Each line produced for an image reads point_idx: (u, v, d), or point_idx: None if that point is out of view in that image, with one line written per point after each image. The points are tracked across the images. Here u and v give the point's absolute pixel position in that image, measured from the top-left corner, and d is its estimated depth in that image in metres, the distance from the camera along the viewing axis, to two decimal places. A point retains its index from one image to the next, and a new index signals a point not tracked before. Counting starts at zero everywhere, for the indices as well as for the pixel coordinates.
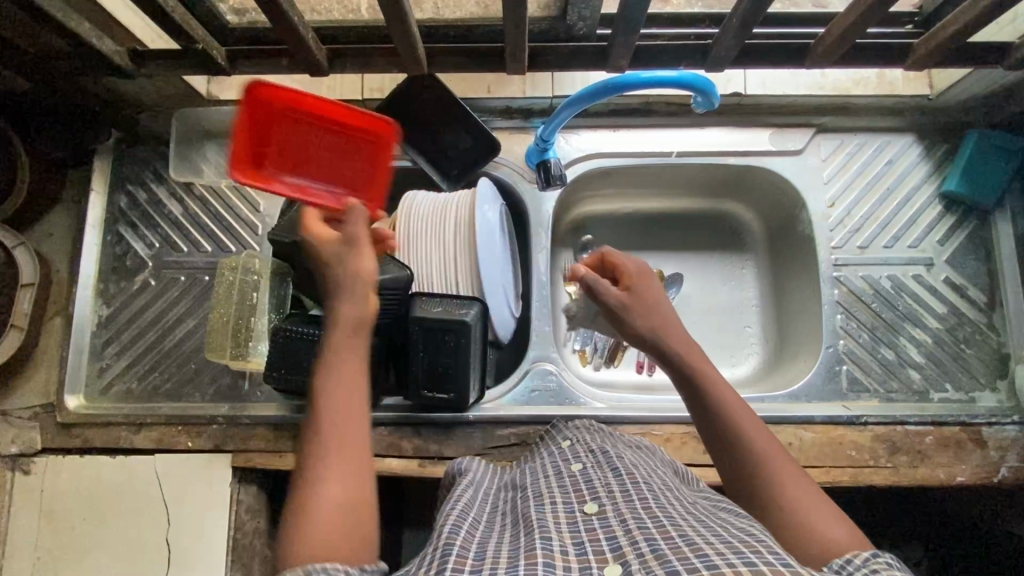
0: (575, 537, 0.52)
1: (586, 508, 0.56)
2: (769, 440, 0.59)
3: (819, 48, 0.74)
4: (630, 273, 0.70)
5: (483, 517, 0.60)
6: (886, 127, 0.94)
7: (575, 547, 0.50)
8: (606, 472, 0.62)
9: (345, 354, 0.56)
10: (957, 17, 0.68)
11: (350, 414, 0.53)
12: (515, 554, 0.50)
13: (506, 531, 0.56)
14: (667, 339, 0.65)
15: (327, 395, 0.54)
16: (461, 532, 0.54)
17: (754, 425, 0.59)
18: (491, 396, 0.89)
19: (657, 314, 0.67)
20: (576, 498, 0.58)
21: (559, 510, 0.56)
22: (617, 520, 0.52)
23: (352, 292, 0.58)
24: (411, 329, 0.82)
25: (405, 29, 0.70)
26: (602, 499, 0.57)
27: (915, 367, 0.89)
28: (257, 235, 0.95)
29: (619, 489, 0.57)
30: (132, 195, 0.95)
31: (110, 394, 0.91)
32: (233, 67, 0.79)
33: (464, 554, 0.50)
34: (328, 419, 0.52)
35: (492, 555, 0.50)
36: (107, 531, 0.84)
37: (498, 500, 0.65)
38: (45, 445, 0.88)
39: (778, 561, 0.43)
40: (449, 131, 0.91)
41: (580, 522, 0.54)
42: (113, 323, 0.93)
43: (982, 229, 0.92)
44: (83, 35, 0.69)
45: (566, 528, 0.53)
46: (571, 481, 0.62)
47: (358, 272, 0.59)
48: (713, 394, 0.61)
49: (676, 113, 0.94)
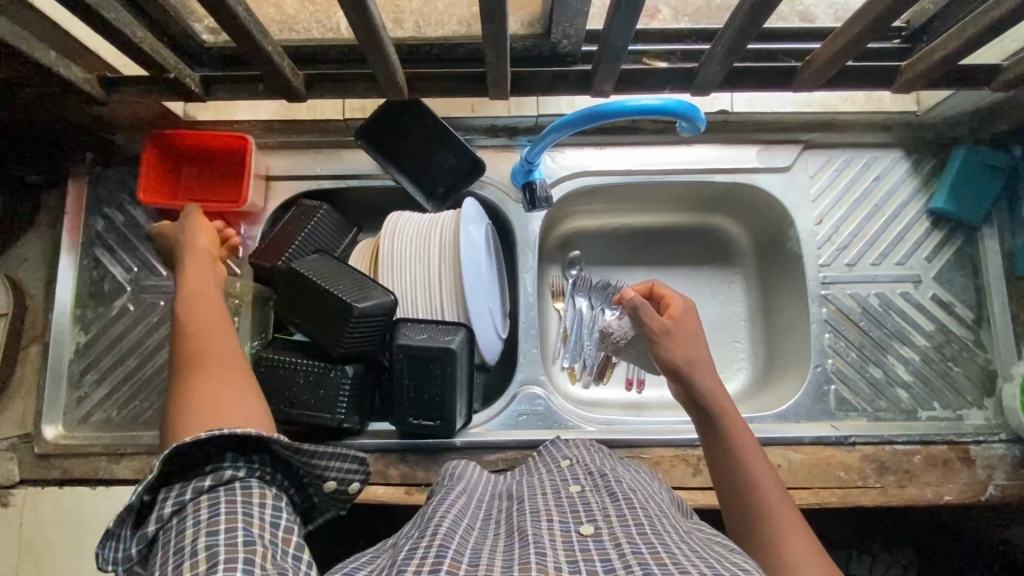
0: (570, 555, 0.50)
1: (583, 528, 0.54)
2: (773, 482, 0.64)
3: (806, 73, 0.73)
4: (676, 307, 0.78)
5: (475, 523, 0.59)
6: (874, 143, 0.94)
7: (570, 564, 0.48)
8: (604, 496, 0.61)
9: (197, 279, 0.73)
10: (947, 40, 0.67)
11: (210, 327, 0.67)
12: (508, 565, 0.48)
13: (499, 540, 0.54)
14: (698, 372, 0.72)
15: (187, 324, 0.67)
16: (456, 535, 0.52)
17: (760, 464, 0.66)
18: (478, 421, 0.88)
19: (692, 350, 0.74)
20: (572, 519, 0.56)
21: (555, 527, 0.55)
22: (612, 543, 0.51)
23: (197, 243, 0.77)
24: (396, 357, 0.80)
25: (381, 54, 0.68)
26: (598, 521, 0.55)
27: (904, 385, 0.89)
28: (239, 258, 0.91)
29: (616, 513, 0.56)
30: (110, 218, 0.93)
31: (89, 423, 0.89)
32: (208, 94, 0.77)
33: (459, 559, 0.49)
34: (190, 340, 0.65)
35: (486, 563, 0.49)
36: (88, 562, 0.82)
37: (491, 508, 0.63)
38: (23, 476, 0.86)
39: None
40: (433, 151, 0.90)
41: (576, 542, 0.52)
42: (92, 349, 0.90)
43: (969, 245, 0.92)
44: (49, 64, 0.67)
45: (560, 545, 0.51)
46: (568, 501, 0.60)
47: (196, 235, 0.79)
48: (727, 423, 0.69)
49: (663, 131, 0.92)
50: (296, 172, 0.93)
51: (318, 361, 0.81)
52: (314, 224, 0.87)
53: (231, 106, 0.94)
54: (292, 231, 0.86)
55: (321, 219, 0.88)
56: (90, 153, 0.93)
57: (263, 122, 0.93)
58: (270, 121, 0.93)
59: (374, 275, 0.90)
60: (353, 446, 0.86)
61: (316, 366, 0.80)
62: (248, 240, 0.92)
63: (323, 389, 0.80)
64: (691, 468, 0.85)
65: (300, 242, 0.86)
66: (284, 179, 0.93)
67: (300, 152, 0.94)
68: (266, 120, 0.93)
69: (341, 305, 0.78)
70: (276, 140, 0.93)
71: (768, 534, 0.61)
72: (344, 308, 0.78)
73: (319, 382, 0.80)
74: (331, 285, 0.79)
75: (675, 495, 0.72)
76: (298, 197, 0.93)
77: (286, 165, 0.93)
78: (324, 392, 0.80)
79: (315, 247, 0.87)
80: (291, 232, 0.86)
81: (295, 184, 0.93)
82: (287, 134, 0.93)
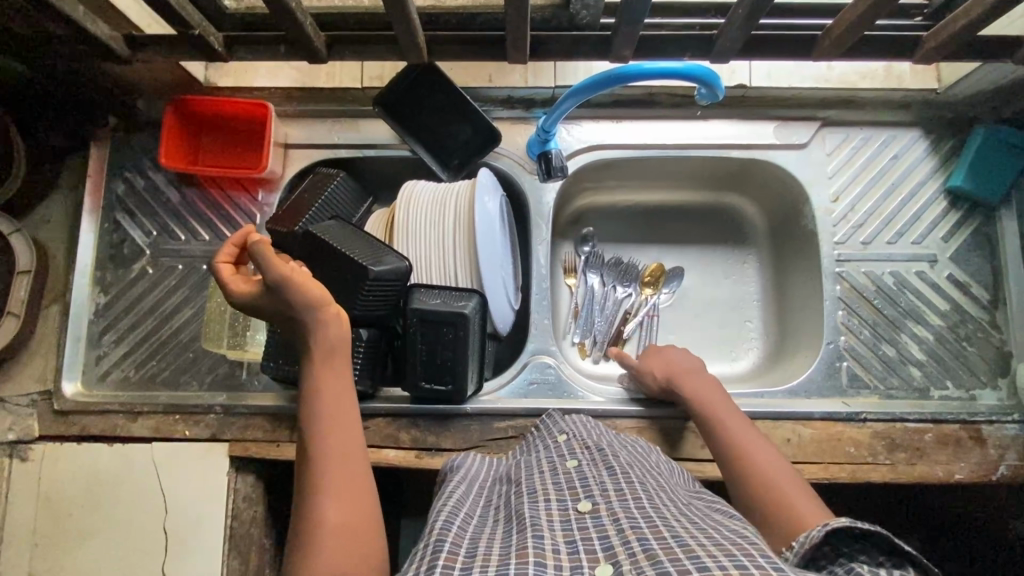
0: (567, 535, 0.50)
1: (580, 506, 0.55)
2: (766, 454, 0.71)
3: (826, 41, 0.73)
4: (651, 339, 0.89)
5: (478, 512, 0.59)
6: (892, 121, 0.93)
7: (568, 545, 0.49)
8: (602, 469, 0.61)
9: (335, 402, 0.67)
10: (970, 7, 0.67)
11: (344, 484, 0.61)
12: (505, 552, 0.49)
13: (498, 526, 0.55)
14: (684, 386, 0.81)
15: (323, 451, 0.63)
16: (453, 527, 0.53)
17: (750, 440, 0.73)
18: (489, 388, 0.89)
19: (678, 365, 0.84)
20: (569, 495, 0.57)
21: (552, 507, 0.55)
22: (610, 519, 0.52)
23: (318, 339, 0.68)
24: (410, 322, 0.81)
25: (404, 14, 0.69)
26: (596, 498, 0.56)
27: (917, 364, 0.88)
28: (255, 224, 0.94)
29: (614, 487, 0.57)
30: (130, 182, 0.94)
31: (106, 382, 0.90)
32: (230, 54, 0.78)
33: (456, 551, 0.49)
34: (325, 498, 0.60)
35: (483, 552, 0.49)
36: (103, 518, 0.83)
37: (493, 493, 0.64)
38: (42, 432, 0.87)
39: (768, 563, 0.42)
40: (451, 120, 0.90)
41: (574, 520, 0.53)
42: (111, 311, 0.92)
43: (987, 226, 0.91)
44: (77, 19, 0.68)
45: (559, 526, 0.52)
46: (565, 477, 0.61)
47: (313, 305, 0.67)
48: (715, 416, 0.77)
49: (681, 105, 0.92)
50: (313, 140, 0.94)
51: None
52: (330, 190, 0.88)
53: (252, 73, 0.95)
54: (309, 197, 0.87)
55: (338, 185, 0.89)
56: (112, 117, 0.94)
57: (282, 90, 0.94)
58: (289, 89, 0.94)
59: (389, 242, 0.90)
60: (364, 410, 0.86)
61: None
62: (264, 207, 0.95)
63: None
64: (698, 439, 0.86)
65: (317, 207, 0.87)
66: (302, 147, 0.94)
67: (317, 120, 0.94)
68: (285, 88, 0.93)
69: (358, 272, 0.77)
70: (294, 108, 0.94)
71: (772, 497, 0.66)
72: (358, 274, 0.78)
73: None
74: (347, 248, 0.79)
75: (682, 472, 0.72)
76: (315, 165, 0.94)
77: (303, 133, 0.94)
78: None
79: (330, 213, 0.88)
80: (308, 198, 0.87)
81: (312, 153, 0.94)
82: (305, 102, 0.94)
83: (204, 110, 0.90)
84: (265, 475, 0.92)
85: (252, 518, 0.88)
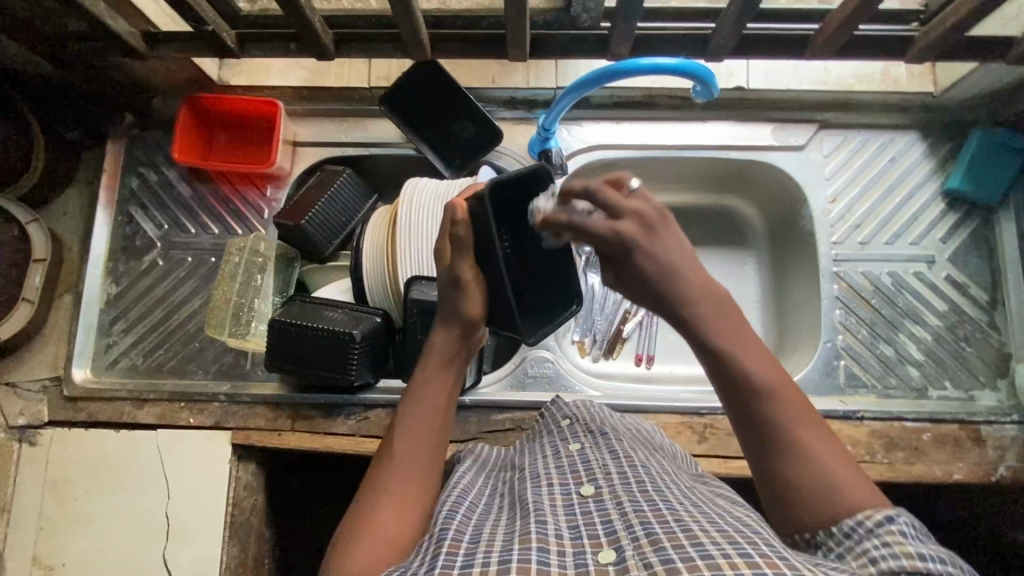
0: (571, 520, 0.51)
1: (583, 490, 0.55)
2: (811, 434, 0.52)
3: (818, 40, 0.75)
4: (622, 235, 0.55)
5: (481, 499, 0.59)
6: (889, 125, 0.94)
7: (570, 530, 0.49)
8: (604, 453, 0.61)
9: (438, 384, 0.65)
10: (959, 7, 0.69)
11: (434, 416, 0.63)
12: (509, 537, 0.49)
13: (503, 512, 0.55)
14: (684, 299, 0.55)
15: (412, 416, 0.63)
16: (457, 517, 0.53)
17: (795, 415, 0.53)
18: (488, 382, 0.91)
19: (673, 248, 0.54)
20: (572, 480, 0.57)
21: (555, 491, 0.56)
22: (613, 503, 0.52)
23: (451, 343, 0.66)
24: (409, 312, 0.83)
25: (408, 11, 0.71)
26: (599, 481, 0.56)
27: (914, 364, 0.88)
28: (263, 218, 0.97)
29: (617, 471, 0.57)
30: (145, 177, 0.97)
31: (115, 369, 0.93)
32: (243, 51, 0.81)
33: (460, 538, 0.50)
34: (413, 421, 0.62)
35: (487, 538, 0.49)
36: (103, 505, 0.84)
37: (497, 481, 0.64)
38: (50, 417, 0.90)
39: (773, 553, 0.42)
40: (453, 119, 0.93)
41: (577, 505, 0.53)
42: (121, 301, 0.95)
43: (986, 228, 0.92)
44: (97, 13, 0.72)
45: (562, 510, 0.52)
46: (568, 461, 0.61)
47: (463, 314, 0.66)
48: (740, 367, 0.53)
49: (680, 107, 0.94)
50: (319, 138, 0.97)
51: (332, 327, 0.83)
52: (337, 186, 0.91)
53: (262, 72, 0.97)
54: (313, 194, 0.90)
55: (343, 183, 0.92)
56: (129, 115, 0.97)
57: (291, 89, 0.96)
58: (298, 88, 0.96)
59: (391, 251, 0.86)
60: (364, 401, 0.88)
61: (330, 330, 0.83)
62: (273, 203, 0.98)
63: (334, 352, 0.83)
64: (695, 435, 0.86)
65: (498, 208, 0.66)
66: (310, 146, 0.97)
67: (326, 119, 0.97)
68: (295, 88, 0.96)
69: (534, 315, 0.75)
70: (305, 108, 0.97)
71: (785, 462, 0.52)
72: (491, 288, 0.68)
73: (328, 346, 0.84)
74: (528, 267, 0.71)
75: (685, 455, 0.72)
76: (322, 163, 0.97)
77: (311, 132, 0.97)
78: (336, 354, 0.84)
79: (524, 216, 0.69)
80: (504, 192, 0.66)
81: (320, 151, 0.97)
82: (314, 102, 0.97)
83: (212, 108, 0.94)
84: (264, 465, 0.92)
85: (252, 506, 0.89)
